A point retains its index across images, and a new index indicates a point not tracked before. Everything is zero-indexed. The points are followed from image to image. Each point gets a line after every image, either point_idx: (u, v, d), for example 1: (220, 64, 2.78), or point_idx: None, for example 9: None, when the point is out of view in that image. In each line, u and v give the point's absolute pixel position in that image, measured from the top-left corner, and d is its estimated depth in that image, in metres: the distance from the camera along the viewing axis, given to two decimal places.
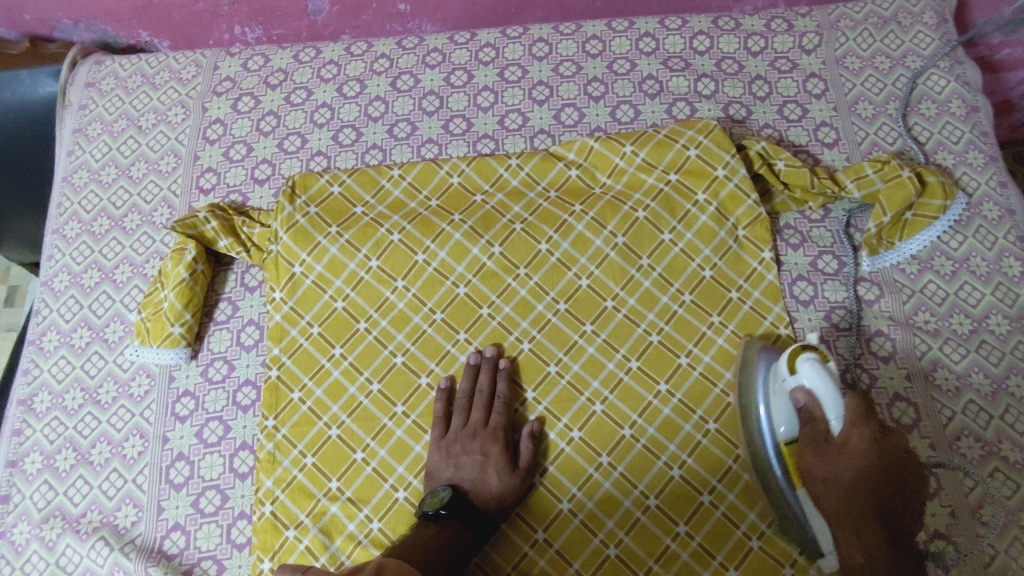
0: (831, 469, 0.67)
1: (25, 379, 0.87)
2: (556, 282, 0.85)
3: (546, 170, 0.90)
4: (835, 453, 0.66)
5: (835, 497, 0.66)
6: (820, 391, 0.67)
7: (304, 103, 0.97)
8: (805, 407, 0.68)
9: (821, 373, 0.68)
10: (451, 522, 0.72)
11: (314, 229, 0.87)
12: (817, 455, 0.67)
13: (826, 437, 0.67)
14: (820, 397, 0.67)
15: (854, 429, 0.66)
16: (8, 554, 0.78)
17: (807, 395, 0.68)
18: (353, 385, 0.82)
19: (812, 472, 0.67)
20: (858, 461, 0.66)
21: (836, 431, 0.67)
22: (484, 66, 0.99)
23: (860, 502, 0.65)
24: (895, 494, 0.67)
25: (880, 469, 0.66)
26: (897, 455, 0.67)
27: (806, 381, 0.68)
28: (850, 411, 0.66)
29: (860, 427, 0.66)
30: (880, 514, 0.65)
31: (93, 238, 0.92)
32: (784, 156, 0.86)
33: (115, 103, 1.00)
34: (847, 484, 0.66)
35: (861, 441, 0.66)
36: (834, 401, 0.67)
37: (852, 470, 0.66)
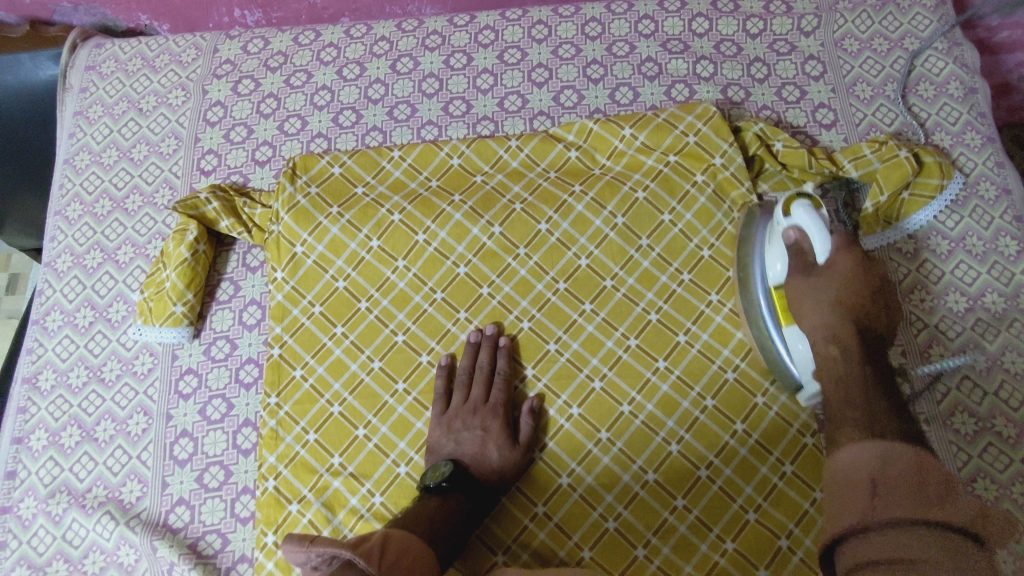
0: (813, 289, 0.66)
1: (30, 358, 0.87)
2: (555, 262, 0.85)
3: (546, 151, 0.91)
4: (821, 272, 0.67)
5: (819, 313, 0.64)
6: (807, 227, 0.70)
7: (304, 86, 0.98)
8: (794, 242, 0.71)
9: (811, 215, 0.70)
10: (452, 495, 0.73)
11: (315, 210, 0.87)
12: (802, 277, 0.68)
13: (812, 264, 0.68)
14: (807, 231, 0.69)
15: (839, 253, 0.66)
16: (15, 528, 0.79)
17: (797, 232, 0.71)
18: (355, 363, 0.83)
19: (797, 294, 0.67)
20: (843, 278, 0.65)
21: (821, 258, 0.67)
22: (483, 49, 0.99)
23: (843, 313, 0.63)
24: (881, 320, 0.64)
25: (866, 288, 0.65)
26: (885, 283, 0.66)
27: (797, 221, 0.71)
28: (837, 241, 0.67)
29: (845, 250, 0.66)
30: (864, 329, 0.63)
31: (95, 219, 0.93)
32: (782, 138, 0.87)
33: (115, 85, 1.01)
34: (832, 299, 0.64)
35: (845, 259, 0.66)
36: (819, 234, 0.68)
37: (836, 281, 0.65)
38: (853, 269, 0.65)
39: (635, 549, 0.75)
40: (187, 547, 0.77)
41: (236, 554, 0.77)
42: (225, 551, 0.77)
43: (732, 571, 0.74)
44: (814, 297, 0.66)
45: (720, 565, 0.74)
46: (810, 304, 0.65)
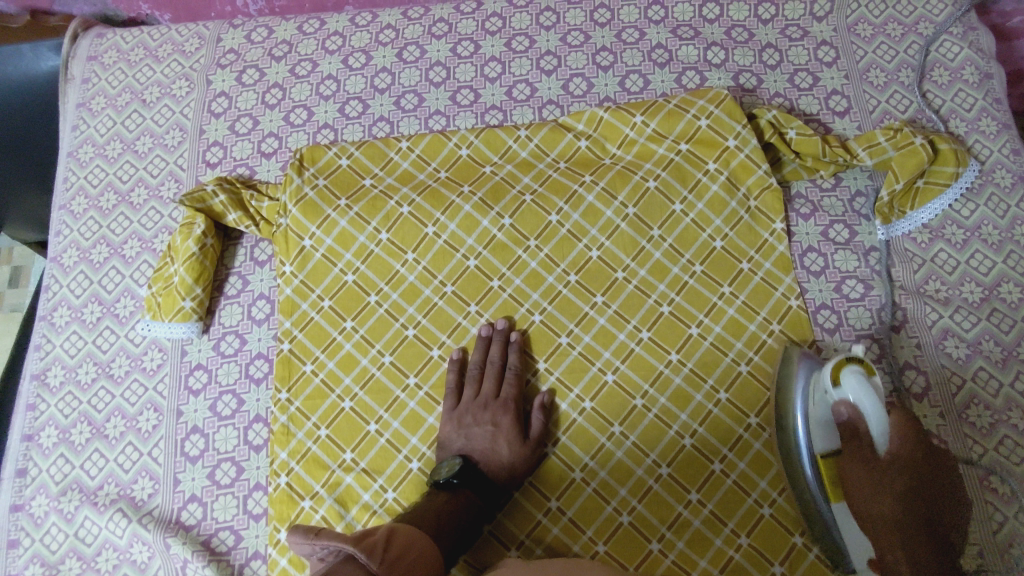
0: (874, 483, 0.66)
1: (38, 354, 0.87)
2: (566, 254, 0.85)
3: (556, 141, 0.89)
4: (885, 460, 0.66)
5: (881, 491, 0.66)
6: (865, 404, 0.66)
7: (309, 76, 0.96)
8: (850, 420, 0.68)
9: (868, 393, 0.66)
10: (461, 491, 0.73)
11: (323, 202, 0.86)
12: (862, 463, 0.67)
13: (870, 446, 0.67)
14: (866, 411, 0.66)
15: (897, 435, 0.67)
16: (28, 526, 0.79)
17: (851, 408, 0.67)
18: (365, 357, 0.83)
19: (854, 470, 0.67)
20: (902, 465, 0.67)
21: (881, 447, 0.66)
22: (490, 36, 0.97)
23: (903, 489, 0.66)
24: (936, 492, 0.68)
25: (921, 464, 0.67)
26: (935, 456, 0.69)
27: (850, 395, 0.67)
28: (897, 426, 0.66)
29: (902, 430, 0.68)
30: (927, 519, 0.66)
31: (100, 213, 0.92)
32: (796, 125, 0.86)
33: (117, 76, 0.99)
34: (891, 503, 0.66)
35: (901, 442, 0.67)
36: (879, 415, 0.66)
37: (897, 474, 0.66)
38: (908, 454, 0.67)
39: (649, 544, 0.75)
40: (200, 544, 0.77)
41: (249, 551, 0.77)
42: (238, 548, 0.77)
43: (746, 565, 0.74)
44: (873, 482, 0.66)
45: (734, 559, 0.74)
46: (868, 484, 0.66)
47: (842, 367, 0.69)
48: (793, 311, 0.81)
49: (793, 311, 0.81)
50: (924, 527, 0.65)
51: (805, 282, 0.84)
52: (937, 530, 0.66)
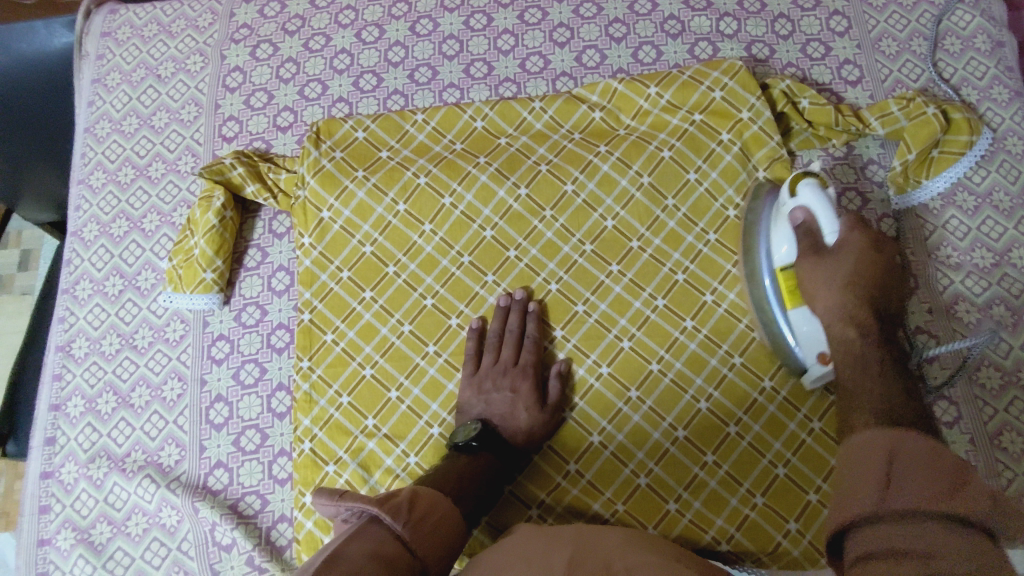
0: (827, 270, 0.68)
1: (62, 327, 0.88)
2: (582, 224, 0.86)
3: (570, 112, 0.90)
4: (836, 254, 0.69)
5: (834, 288, 0.68)
6: (815, 204, 0.71)
7: (323, 50, 0.96)
8: (803, 223, 0.71)
9: (819, 194, 0.71)
10: (480, 453, 0.75)
11: (341, 174, 0.87)
12: (812, 255, 0.70)
13: (821, 243, 0.70)
14: (816, 212, 0.70)
15: (851, 234, 0.69)
16: (59, 492, 0.81)
17: (804, 212, 0.72)
18: (385, 326, 0.84)
19: (809, 274, 0.70)
20: (856, 258, 0.68)
21: (831, 240, 0.69)
22: (503, 9, 0.97)
23: (855, 284, 0.67)
24: (891, 299, 0.69)
25: (877, 266, 0.69)
26: (894, 262, 0.70)
27: (803, 201, 0.72)
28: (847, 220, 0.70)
29: (856, 231, 0.70)
30: (876, 309, 0.67)
31: (119, 187, 0.93)
32: (809, 94, 0.86)
33: (132, 52, 0.99)
34: (844, 285, 0.67)
35: (857, 241, 0.69)
36: (828, 210, 0.70)
37: (850, 264, 0.68)
38: (865, 252, 0.68)
39: (667, 504, 0.77)
40: (228, 507, 0.79)
41: (275, 514, 0.79)
42: (264, 511, 0.79)
43: (762, 524, 0.76)
44: (826, 277, 0.68)
45: (750, 518, 0.76)
46: (821, 283, 0.68)
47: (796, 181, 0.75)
48: None
49: None
50: (876, 321, 0.67)
51: None
52: (890, 331, 0.67)
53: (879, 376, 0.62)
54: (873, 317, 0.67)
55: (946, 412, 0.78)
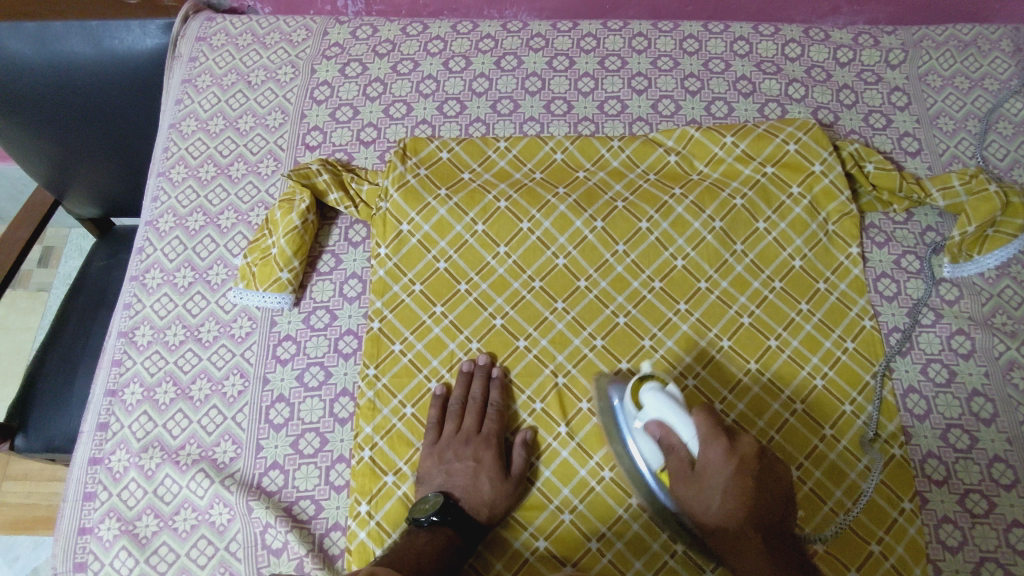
0: (700, 496, 0.67)
1: (127, 313, 0.88)
2: (652, 261, 0.88)
3: (647, 154, 0.94)
4: (702, 474, 0.67)
5: (715, 506, 0.66)
6: (668, 417, 0.69)
7: (410, 74, 1.00)
8: (663, 438, 0.70)
9: (663, 401, 0.69)
10: (443, 529, 0.71)
11: (424, 190, 0.89)
12: (682, 481, 0.68)
13: (687, 462, 0.68)
14: (670, 421, 0.69)
15: (708, 446, 0.66)
16: (106, 480, 0.79)
17: (659, 427, 0.70)
18: (453, 342, 0.85)
19: (684, 497, 0.68)
20: (723, 477, 0.66)
21: (693, 452, 0.68)
22: (586, 54, 1.02)
23: (731, 511, 0.65)
24: (775, 494, 0.67)
25: (746, 474, 0.66)
26: (758, 452, 0.68)
27: (652, 414, 0.71)
28: (701, 433, 0.67)
29: (715, 440, 0.66)
30: (759, 521, 0.65)
31: (199, 182, 0.94)
32: (875, 160, 0.92)
33: (225, 58, 1.03)
34: (721, 505, 0.66)
35: (723, 472, 0.66)
36: (679, 415, 0.68)
37: (719, 485, 0.66)
38: (727, 471, 0.66)
39: None
40: (282, 510, 0.77)
41: (329, 522, 0.77)
42: (318, 518, 0.77)
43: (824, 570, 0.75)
44: (701, 501, 0.67)
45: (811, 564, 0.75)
46: (700, 508, 0.67)
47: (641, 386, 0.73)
48: (867, 331, 0.86)
49: (867, 330, 0.86)
50: (765, 544, 0.65)
51: (878, 305, 0.88)
52: (774, 528, 0.65)
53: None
54: (760, 541, 0.65)
55: (1002, 475, 0.79)
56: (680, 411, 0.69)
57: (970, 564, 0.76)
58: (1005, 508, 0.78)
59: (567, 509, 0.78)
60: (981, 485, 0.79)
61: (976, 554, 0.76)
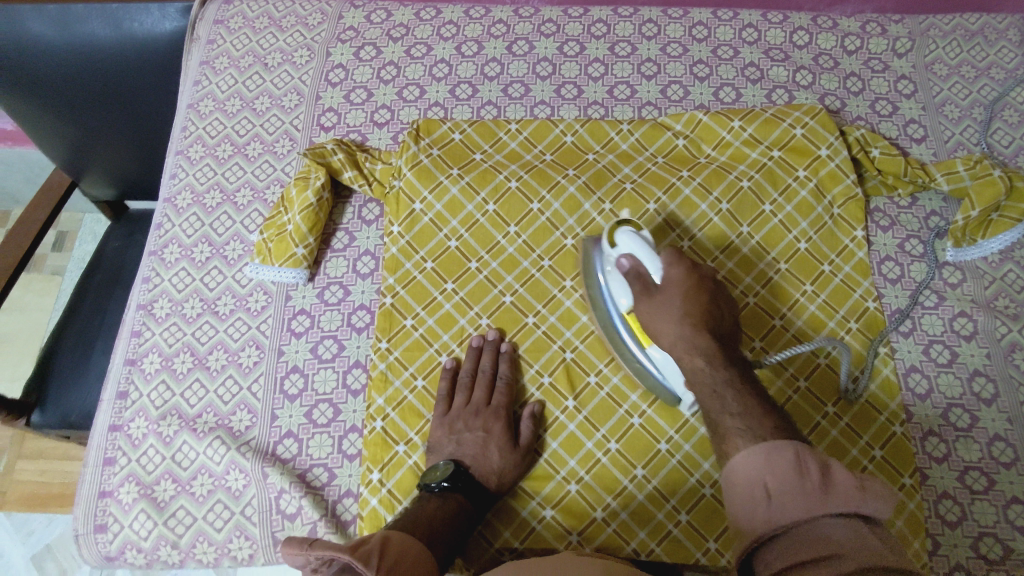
0: (660, 311, 0.68)
1: (146, 286, 0.90)
2: (659, 242, 0.89)
3: (655, 137, 0.95)
4: (664, 293, 0.68)
5: (674, 325, 0.66)
6: (636, 249, 0.72)
7: (423, 58, 1.02)
8: (630, 269, 0.72)
9: (636, 239, 0.72)
10: (454, 494, 0.73)
11: (437, 169, 0.91)
12: (646, 300, 0.69)
13: (651, 285, 0.70)
14: (638, 254, 0.71)
15: (671, 267, 0.69)
16: (125, 446, 0.82)
17: (629, 260, 0.72)
18: (464, 318, 0.86)
19: (649, 317, 0.69)
20: (683, 293, 0.67)
21: (658, 277, 0.69)
22: (596, 40, 1.04)
23: (689, 312, 0.66)
24: (726, 318, 0.69)
25: (704, 295, 0.68)
26: (715, 281, 0.71)
27: (624, 248, 0.73)
28: (668, 256, 0.69)
29: (677, 264, 0.69)
30: (716, 334, 0.66)
31: (217, 161, 0.96)
32: (881, 145, 0.94)
33: (242, 40, 1.06)
34: (682, 316, 0.66)
35: (683, 289, 0.67)
36: (647, 250, 0.71)
37: (680, 297, 0.67)
38: (688, 283, 0.68)
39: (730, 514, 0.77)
40: (296, 476, 0.79)
41: (342, 488, 0.79)
42: (331, 484, 0.79)
43: None
44: (663, 317, 0.68)
45: None
46: (661, 328, 0.68)
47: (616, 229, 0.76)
48: (871, 312, 0.87)
49: (871, 311, 0.87)
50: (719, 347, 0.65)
51: (881, 287, 0.90)
52: (727, 344, 0.66)
53: (733, 392, 0.61)
54: (714, 343, 0.65)
55: (1002, 453, 0.81)
56: (648, 247, 0.72)
57: (969, 538, 0.77)
58: (1004, 485, 0.79)
59: (573, 479, 0.80)
60: (981, 463, 0.80)
61: (975, 529, 0.78)
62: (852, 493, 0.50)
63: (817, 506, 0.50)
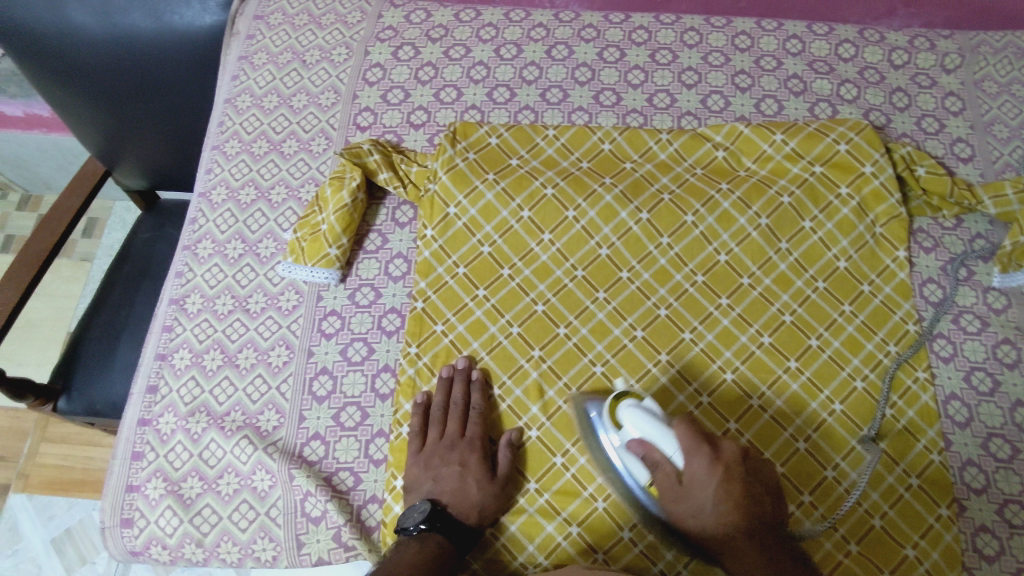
0: (692, 509, 0.67)
1: (179, 281, 0.90)
2: (695, 255, 0.88)
3: (695, 148, 0.94)
4: (692, 482, 0.66)
5: (711, 532, 0.66)
6: (653, 436, 0.68)
7: (461, 59, 1.01)
8: (650, 457, 0.68)
9: (647, 417, 0.68)
10: (432, 536, 0.70)
11: (472, 174, 0.90)
12: (674, 502, 0.67)
13: (675, 475, 0.67)
14: (656, 440, 0.68)
15: (693, 458, 0.66)
16: (154, 441, 0.82)
17: (641, 445, 0.69)
18: (494, 325, 0.85)
19: (678, 515, 0.68)
20: (714, 491, 0.65)
21: (681, 467, 0.67)
22: (637, 47, 1.02)
23: (724, 523, 0.65)
24: (759, 494, 0.67)
25: (734, 480, 0.66)
26: (740, 453, 0.67)
27: (635, 432, 0.69)
28: (685, 445, 0.66)
29: (703, 456, 0.65)
30: (754, 527, 0.65)
31: (252, 157, 0.96)
32: (927, 164, 0.91)
33: (281, 36, 1.06)
34: (714, 523, 0.66)
35: (711, 488, 0.65)
36: (663, 432, 0.67)
37: (710, 496, 0.65)
38: (716, 483, 0.65)
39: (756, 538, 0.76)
40: (322, 479, 0.79)
41: (367, 493, 0.79)
42: (357, 489, 0.79)
43: (857, 570, 0.75)
44: (696, 516, 0.66)
45: (844, 564, 0.75)
46: (696, 525, 0.67)
47: (618, 403, 0.72)
48: (910, 335, 0.85)
49: (910, 335, 0.85)
50: (757, 549, 0.65)
51: (922, 310, 0.88)
52: (762, 527, 0.66)
53: None
54: (755, 550, 0.65)
55: None
56: (663, 425, 0.68)
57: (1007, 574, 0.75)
58: None
59: (600, 497, 0.78)
60: (1022, 496, 0.78)
61: (1013, 565, 0.76)
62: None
63: None
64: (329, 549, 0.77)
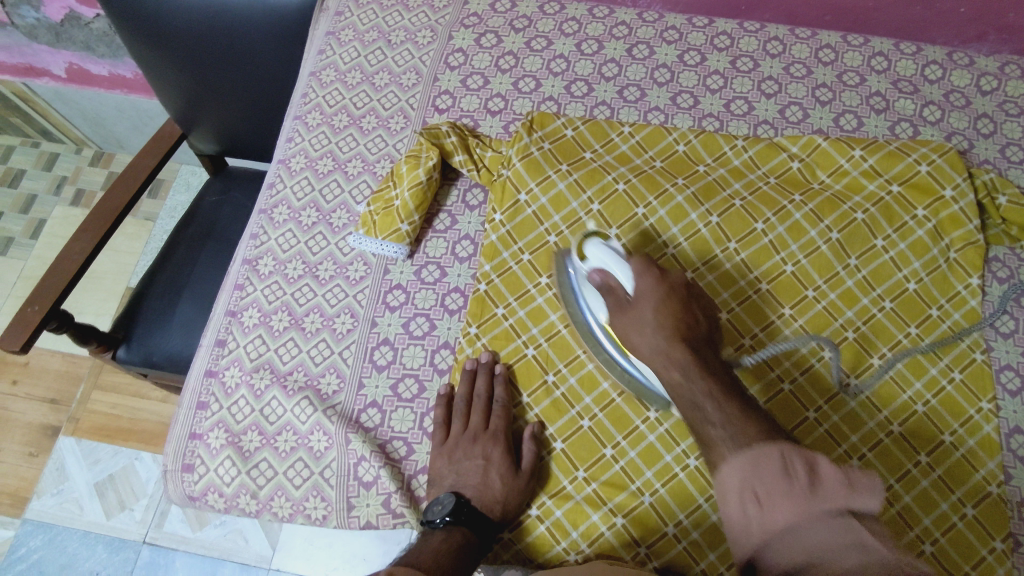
0: (632, 324, 0.70)
1: (254, 242, 0.93)
2: (762, 263, 0.87)
3: (770, 157, 0.93)
4: (634, 303, 0.71)
5: (645, 337, 0.68)
6: (608, 262, 0.74)
7: (543, 51, 1.03)
8: (604, 284, 0.74)
9: (605, 249, 0.75)
10: (457, 528, 0.71)
11: (546, 163, 0.91)
12: (620, 315, 0.71)
13: (624, 298, 0.72)
14: (611, 266, 0.74)
15: (641, 277, 0.71)
16: (219, 393, 0.85)
17: (600, 274, 0.75)
18: (555, 314, 0.86)
19: (623, 331, 0.71)
20: (654, 302, 0.69)
21: (630, 288, 0.72)
22: (718, 52, 1.02)
23: (659, 322, 0.67)
24: (700, 322, 0.68)
25: (676, 299, 0.69)
26: (689, 287, 0.71)
27: (595, 263, 0.75)
28: (636, 267, 0.72)
29: (647, 274, 0.71)
30: (691, 342, 0.66)
31: (332, 130, 0.99)
32: (1010, 192, 0.89)
33: (369, 15, 1.08)
34: (651, 324, 0.67)
35: (653, 298, 0.69)
36: (619, 261, 0.74)
37: (650, 305, 0.69)
38: (658, 291, 0.69)
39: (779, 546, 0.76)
40: (377, 446, 0.81)
41: (418, 465, 0.80)
42: (408, 459, 0.81)
43: None
44: (636, 326, 0.69)
45: None
46: (635, 335, 0.69)
47: (585, 243, 0.78)
48: (978, 364, 0.83)
49: (978, 364, 0.83)
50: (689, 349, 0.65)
51: (992, 340, 0.86)
52: (700, 343, 0.66)
53: (711, 402, 0.60)
54: (688, 349, 0.65)
55: None
56: (620, 258, 0.74)
57: None
58: None
59: (647, 491, 0.78)
60: None
61: None
62: (839, 492, 0.50)
63: (804, 504, 0.50)
64: (377, 515, 0.80)
